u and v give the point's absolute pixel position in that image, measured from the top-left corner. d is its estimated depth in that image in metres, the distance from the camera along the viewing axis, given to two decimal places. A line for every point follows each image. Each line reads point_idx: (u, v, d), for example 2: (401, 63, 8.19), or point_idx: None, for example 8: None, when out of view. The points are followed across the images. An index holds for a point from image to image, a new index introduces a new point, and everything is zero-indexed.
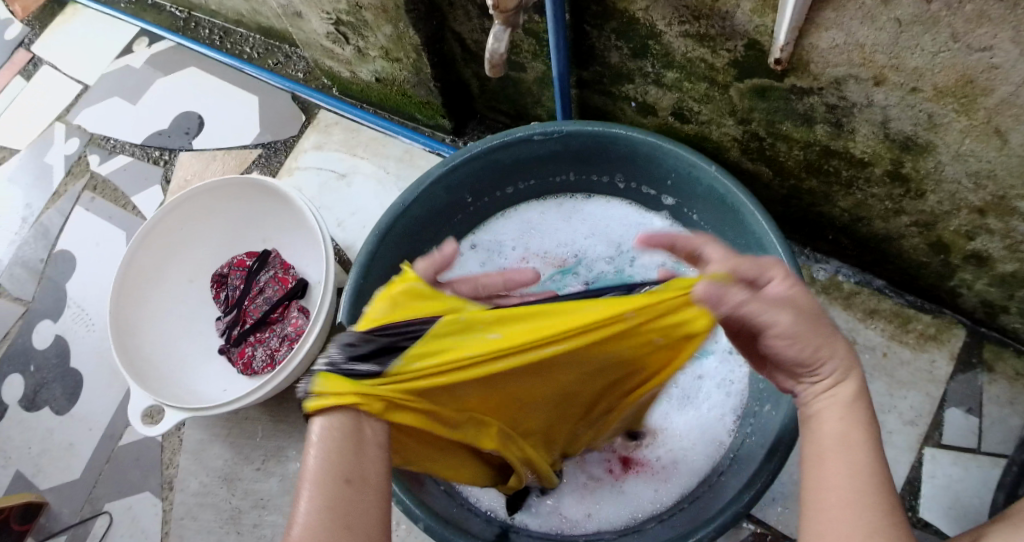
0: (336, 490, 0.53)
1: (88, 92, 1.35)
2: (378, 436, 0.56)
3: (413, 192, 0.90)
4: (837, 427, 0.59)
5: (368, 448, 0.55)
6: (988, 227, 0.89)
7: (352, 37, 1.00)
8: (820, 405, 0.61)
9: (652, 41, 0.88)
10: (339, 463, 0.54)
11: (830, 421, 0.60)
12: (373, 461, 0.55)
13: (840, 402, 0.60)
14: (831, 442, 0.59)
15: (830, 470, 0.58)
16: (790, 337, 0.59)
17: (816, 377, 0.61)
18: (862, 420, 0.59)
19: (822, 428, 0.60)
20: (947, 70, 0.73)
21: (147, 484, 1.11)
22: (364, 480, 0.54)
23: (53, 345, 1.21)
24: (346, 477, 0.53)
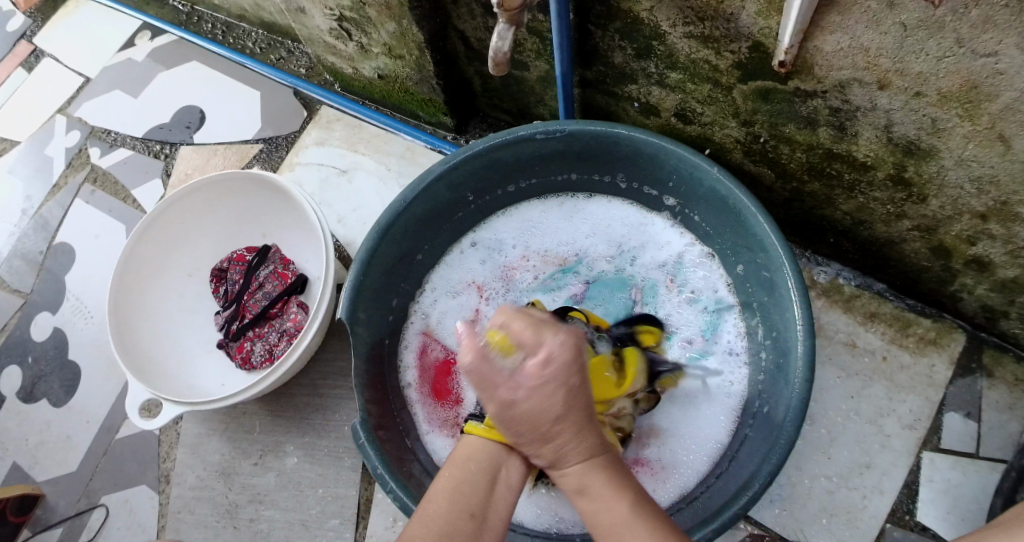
0: (463, 524, 0.68)
1: (90, 84, 1.35)
2: (514, 477, 0.72)
3: (413, 189, 0.90)
4: (611, 506, 0.65)
5: (500, 492, 0.71)
6: (990, 232, 0.89)
7: (355, 33, 1.00)
8: (585, 482, 0.67)
9: (656, 42, 0.88)
10: (469, 502, 0.69)
11: (604, 504, 0.66)
12: (500, 507, 0.70)
13: (595, 479, 0.66)
14: (615, 519, 0.65)
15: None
16: (532, 417, 0.63)
17: (573, 470, 0.67)
18: (610, 489, 0.66)
19: (600, 510, 0.66)
20: (952, 75, 0.73)
21: (144, 478, 1.11)
22: (484, 521, 0.69)
23: (51, 338, 1.21)
24: (471, 512, 0.68)
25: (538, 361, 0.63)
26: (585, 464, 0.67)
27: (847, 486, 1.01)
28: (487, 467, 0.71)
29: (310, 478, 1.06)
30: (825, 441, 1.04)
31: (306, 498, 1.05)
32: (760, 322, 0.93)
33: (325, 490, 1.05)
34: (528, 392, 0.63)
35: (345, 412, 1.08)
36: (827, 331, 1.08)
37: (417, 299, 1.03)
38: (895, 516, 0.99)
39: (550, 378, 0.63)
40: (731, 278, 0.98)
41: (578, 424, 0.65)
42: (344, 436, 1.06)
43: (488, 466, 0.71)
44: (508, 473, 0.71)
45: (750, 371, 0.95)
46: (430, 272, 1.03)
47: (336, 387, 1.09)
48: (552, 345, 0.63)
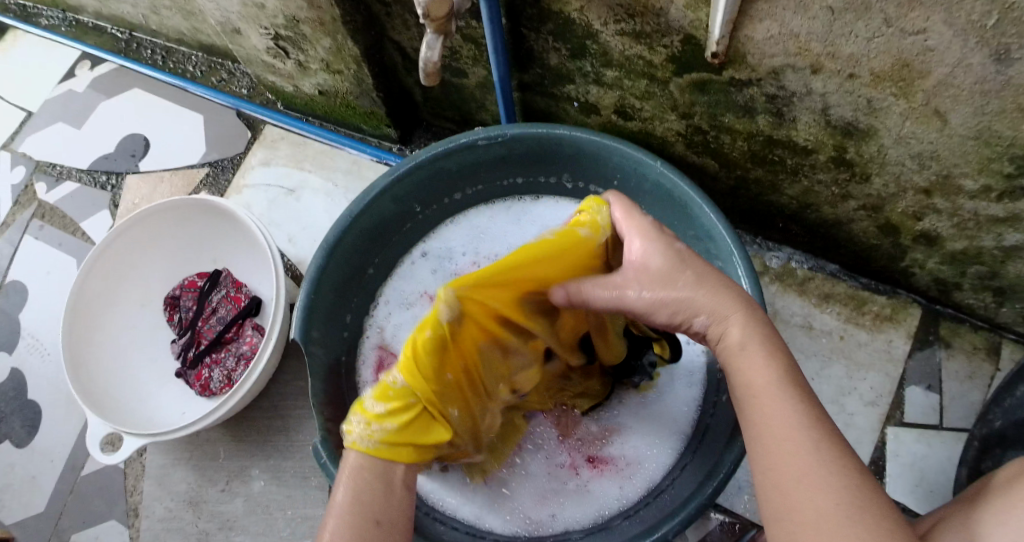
0: (369, 530, 0.63)
1: (32, 118, 1.33)
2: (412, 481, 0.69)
3: (359, 203, 0.89)
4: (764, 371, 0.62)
5: (398, 494, 0.67)
6: (935, 207, 0.90)
7: (291, 51, 0.99)
8: (734, 346, 0.64)
9: (589, 41, 0.88)
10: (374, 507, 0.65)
11: (751, 363, 0.63)
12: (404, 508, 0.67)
13: (735, 343, 0.64)
14: (761, 380, 0.62)
15: (775, 424, 0.59)
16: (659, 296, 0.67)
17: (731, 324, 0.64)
18: (764, 356, 0.63)
19: (756, 378, 0.62)
20: (884, 54, 0.74)
21: (112, 513, 1.09)
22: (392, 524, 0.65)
23: (8, 379, 1.18)
24: (377, 517, 0.64)
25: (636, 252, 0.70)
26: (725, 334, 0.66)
27: None
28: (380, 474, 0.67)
29: (279, 501, 1.05)
30: None
31: (276, 521, 1.04)
32: None
33: (295, 512, 1.04)
34: (671, 247, 0.68)
35: (310, 432, 1.07)
36: (783, 316, 1.09)
37: (371, 313, 1.01)
38: None
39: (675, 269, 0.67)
40: None
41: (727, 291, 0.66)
42: (310, 456, 1.06)
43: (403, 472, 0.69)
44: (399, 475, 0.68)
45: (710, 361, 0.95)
46: (383, 286, 1.02)
47: (299, 408, 1.08)
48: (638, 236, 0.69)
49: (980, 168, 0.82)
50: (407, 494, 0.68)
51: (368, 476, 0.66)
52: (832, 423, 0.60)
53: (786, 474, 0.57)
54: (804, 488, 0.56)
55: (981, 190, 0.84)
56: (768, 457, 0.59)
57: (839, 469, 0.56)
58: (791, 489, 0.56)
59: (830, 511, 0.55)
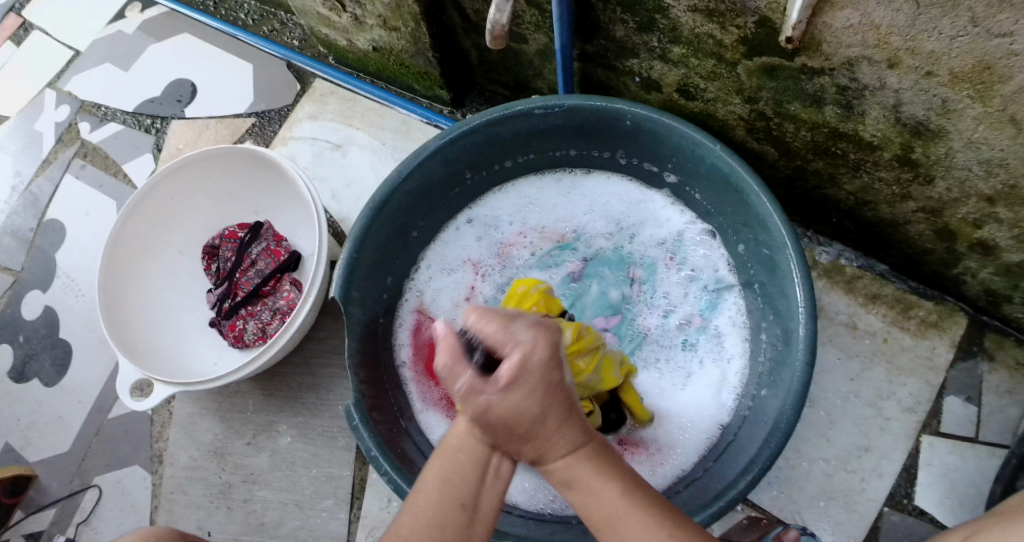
0: (455, 512, 0.61)
1: (79, 57, 1.32)
2: (503, 470, 0.64)
3: (410, 163, 0.88)
4: (599, 497, 0.61)
5: (491, 482, 0.63)
6: (997, 216, 0.87)
7: (349, 4, 0.97)
8: (571, 477, 0.62)
9: (659, 15, 0.86)
10: (461, 491, 0.62)
11: (590, 496, 0.62)
12: (493, 493, 0.63)
13: (570, 472, 0.62)
14: (599, 511, 0.62)
15: (592, 508, 0.62)
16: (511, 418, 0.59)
17: (564, 467, 0.62)
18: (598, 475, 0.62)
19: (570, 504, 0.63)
20: (965, 54, 0.71)
21: (137, 458, 1.10)
22: (476, 507, 0.62)
23: (42, 316, 1.19)
24: (463, 501, 0.62)
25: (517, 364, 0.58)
26: (570, 456, 0.62)
27: (846, 470, 1.00)
28: (470, 446, 0.63)
29: (305, 459, 1.05)
30: (823, 423, 1.02)
31: (301, 479, 1.04)
32: (760, 302, 0.92)
33: (320, 471, 1.04)
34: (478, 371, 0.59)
35: (340, 392, 1.06)
36: (828, 313, 1.06)
37: (412, 276, 1.01)
38: (893, 500, 0.99)
39: (521, 381, 0.58)
40: (732, 258, 0.96)
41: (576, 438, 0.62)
42: (339, 416, 1.05)
43: (473, 459, 0.63)
44: (497, 465, 0.63)
45: (750, 352, 0.93)
46: (425, 250, 1.01)
47: (330, 367, 1.07)
48: (527, 332, 0.59)
49: None
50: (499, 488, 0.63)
51: (463, 454, 0.63)
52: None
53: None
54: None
55: None
56: None
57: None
58: None
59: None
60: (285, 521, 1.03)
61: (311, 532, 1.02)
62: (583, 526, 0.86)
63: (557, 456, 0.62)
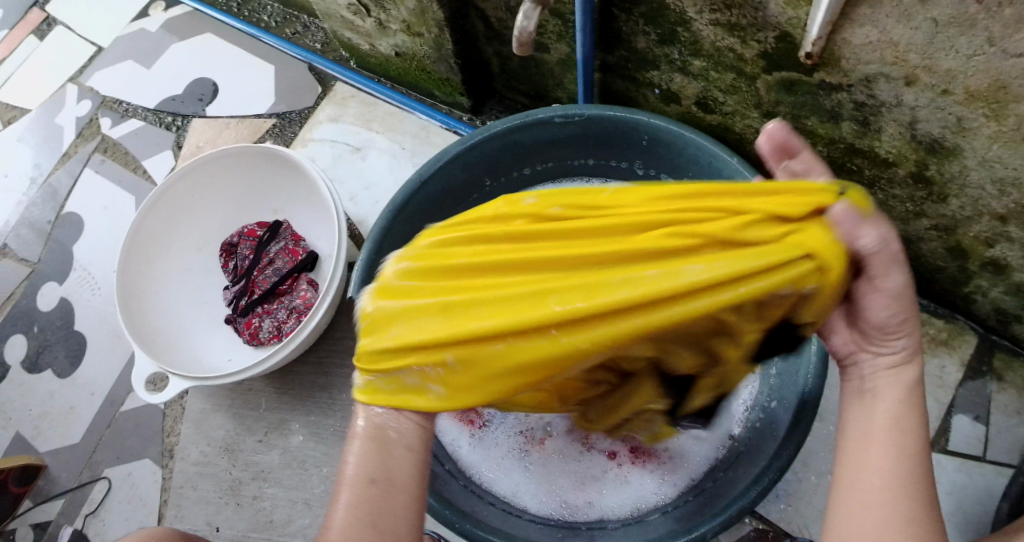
0: (366, 492, 0.60)
1: (102, 54, 1.34)
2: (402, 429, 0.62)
3: (430, 168, 0.89)
4: (889, 422, 0.61)
5: (393, 452, 0.61)
6: (1009, 235, 0.88)
7: (373, 10, 0.98)
8: (877, 382, 0.64)
9: (681, 28, 0.87)
10: (368, 468, 0.60)
11: (882, 405, 0.62)
12: (404, 463, 0.61)
13: (905, 383, 0.63)
14: (884, 425, 0.61)
15: (868, 452, 0.60)
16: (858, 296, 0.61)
17: (880, 399, 0.63)
18: (903, 399, 0.62)
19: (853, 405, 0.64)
20: (981, 74, 0.72)
21: (148, 451, 1.10)
22: (392, 484, 0.60)
23: (57, 308, 1.20)
24: (371, 482, 0.60)
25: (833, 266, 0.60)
26: (896, 365, 0.63)
27: None
28: (366, 427, 0.62)
29: (315, 457, 1.05)
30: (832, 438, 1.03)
31: (310, 477, 1.05)
32: None
33: (330, 470, 1.04)
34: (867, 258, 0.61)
35: (352, 392, 1.07)
36: None
37: None
38: None
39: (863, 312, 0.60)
40: None
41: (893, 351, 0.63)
42: (351, 416, 1.06)
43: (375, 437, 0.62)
44: (396, 429, 0.62)
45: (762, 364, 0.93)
46: None
47: (343, 367, 1.08)
48: (871, 231, 0.58)
49: None
50: (411, 454, 0.62)
51: (366, 439, 0.62)
52: (928, 499, 0.59)
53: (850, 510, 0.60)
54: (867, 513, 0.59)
55: None
56: (851, 487, 0.60)
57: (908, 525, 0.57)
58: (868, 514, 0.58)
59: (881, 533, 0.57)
60: (293, 519, 1.04)
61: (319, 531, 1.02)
62: (593, 532, 0.87)
63: (880, 372, 0.64)
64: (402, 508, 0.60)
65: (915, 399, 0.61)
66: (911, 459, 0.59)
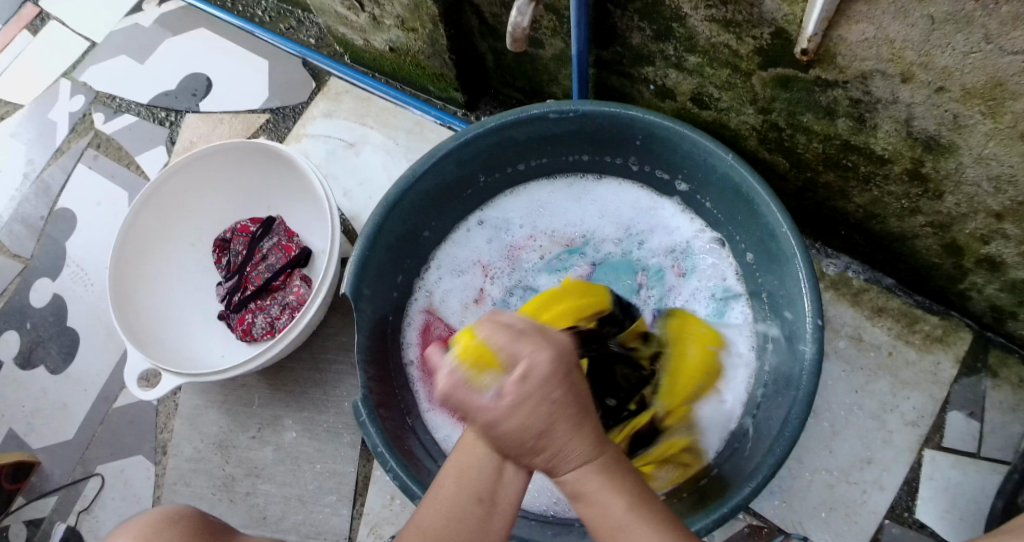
0: (468, 505, 0.66)
1: (96, 49, 1.33)
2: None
3: (424, 164, 0.88)
4: (628, 527, 0.64)
5: (510, 472, 0.67)
6: (1005, 232, 0.88)
7: (367, 5, 0.98)
8: (583, 484, 0.65)
9: (676, 24, 0.86)
10: (478, 485, 0.66)
11: (609, 500, 0.64)
12: (510, 484, 0.66)
13: (591, 484, 0.64)
14: (617, 519, 0.64)
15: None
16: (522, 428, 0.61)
17: (602, 501, 0.64)
18: (614, 490, 0.65)
19: (589, 513, 0.65)
20: (978, 70, 0.72)
21: (141, 448, 1.10)
22: (493, 503, 0.66)
23: (50, 304, 1.20)
24: (480, 496, 0.66)
25: (516, 374, 0.61)
26: (583, 465, 0.64)
27: (848, 481, 1.01)
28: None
29: (309, 454, 1.05)
30: (827, 435, 1.03)
31: (304, 473, 1.04)
32: (768, 313, 0.92)
33: (324, 466, 1.04)
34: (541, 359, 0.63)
35: (346, 388, 1.07)
36: (834, 324, 1.07)
37: (422, 276, 1.01)
38: (894, 512, 0.99)
39: (531, 390, 0.61)
40: (740, 266, 0.97)
41: (575, 449, 0.63)
42: (345, 412, 1.06)
43: (489, 452, 0.67)
44: (517, 453, 0.68)
45: (757, 360, 0.93)
46: (436, 250, 1.02)
47: (337, 363, 1.08)
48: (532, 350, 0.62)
49: None
50: (517, 479, 0.66)
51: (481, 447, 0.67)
52: None
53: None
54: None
55: None
56: None
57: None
58: None
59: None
60: (287, 515, 1.03)
61: (313, 527, 1.02)
62: (586, 529, 0.87)
63: (571, 474, 0.65)
64: (494, 531, 0.66)
65: (620, 488, 0.64)
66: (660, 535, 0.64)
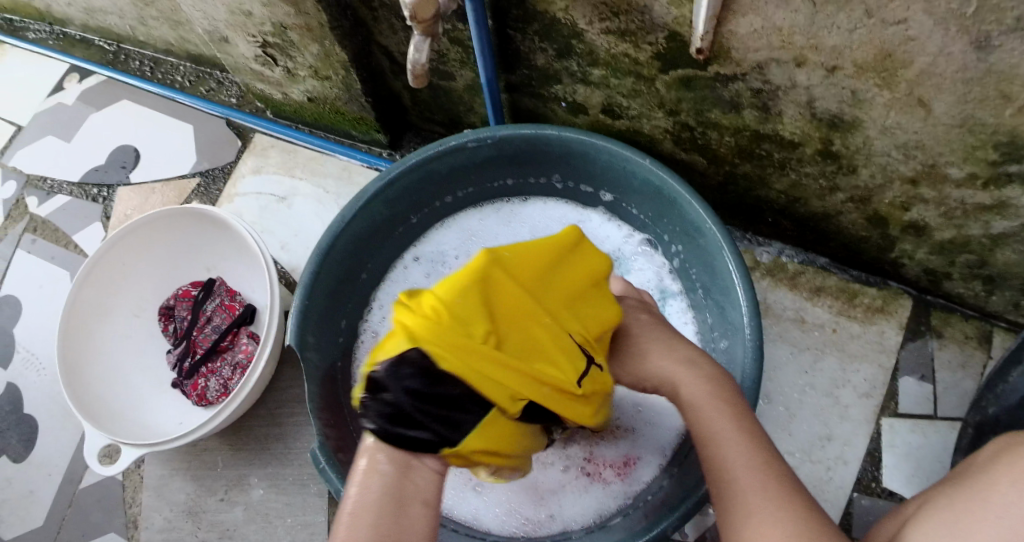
0: None
1: (21, 132, 1.33)
2: (423, 489, 0.62)
3: (351, 208, 0.89)
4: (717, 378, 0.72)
5: (411, 507, 0.61)
6: (922, 197, 0.91)
7: (280, 58, 0.99)
8: (692, 389, 0.71)
9: (575, 40, 0.89)
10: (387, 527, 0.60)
11: (701, 396, 0.71)
12: (416, 519, 0.61)
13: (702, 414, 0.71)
14: (718, 432, 0.68)
15: (727, 456, 0.66)
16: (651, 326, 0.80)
17: (686, 377, 0.73)
18: (711, 372, 0.73)
19: (706, 416, 0.69)
20: (866, 46, 0.75)
21: (112, 525, 1.09)
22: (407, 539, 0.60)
23: (3, 394, 1.18)
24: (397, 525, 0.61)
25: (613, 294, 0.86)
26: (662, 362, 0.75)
27: (810, 460, 1.02)
28: (392, 468, 0.61)
29: (278, 509, 1.05)
30: (784, 418, 1.05)
31: (276, 529, 1.04)
32: (705, 305, 0.94)
33: (295, 519, 1.04)
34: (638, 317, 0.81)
35: (308, 438, 1.07)
36: (776, 309, 1.09)
37: (366, 317, 1.02)
38: (861, 484, 1.01)
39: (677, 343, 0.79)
40: (672, 264, 0.99)
41: (683, 354, 0.75)
42: (309, 463, 1.06)
43: (385, 491, 0.61)
44: (415, 487, 0.62)
45: (703, 350, 0.95)
46: (376, 290, 1.03)
47: (296, 414, 1.08)
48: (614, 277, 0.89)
49: (965, 157, 0.82)
50: (426, 510, 0.62)
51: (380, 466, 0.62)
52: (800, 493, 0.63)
53: (721, 465, 0.66)
54: (747, 495, 0.63)
55: (966, 178, 0.85)
56: (734, 502, 0.63)
57: (787, 500, 0.62)
58: (751, 488, 0.63)
59: (756, 504, 0.62)
60: None
61: None
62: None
63: (692, 385, 0.72)
64: None
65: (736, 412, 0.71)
66: (760, 445, 0.66)
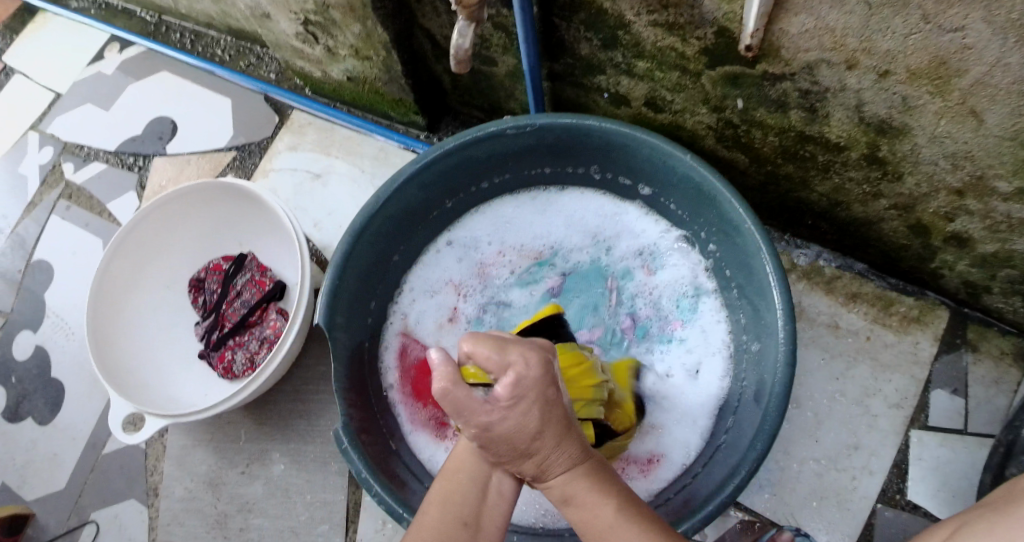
0: (455, 532, 0.65)
1: (61, 99, 1.34)
2: (506, 485, 0.68)
3: (386, 190, 0.89)
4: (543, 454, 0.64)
5: (493, 497, 0.68)
6: (968, 208, 0.88)
7: (321, 36, 0.99)
8: (558, 477, 0.64)
9: (621, 31, 0.88)
10: (461, 511, 0.66)
11: (586, 498, 0.64)
12: (494, 510, 0.67)
13: (586, 495, 0.64)
14: (604, 521, 0.63)
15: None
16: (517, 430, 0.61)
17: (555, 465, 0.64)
18: (591, 491, 0.64)
19: (573, 509, 0.64)
20: (920, 52, 0.73)
21: (133, 492, 1.10)
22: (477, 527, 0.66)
23: (33, 356, 1.20)
24: (465, 519, 0.66)
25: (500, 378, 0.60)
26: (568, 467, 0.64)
27: (836, 468, 1.01)
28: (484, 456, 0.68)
29: (298, 485, 1.05)
30: (812, 424, 1.03)
31: (295, 505, 1.04)
32: (739, 305, 0.93)
33: (315, 496, 1.04)
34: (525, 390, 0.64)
35: (331, 417, 1.07)
36: (809, 314, 1.07)
37: (396, 300, 1.02)
38: (885, 496, 0.99)
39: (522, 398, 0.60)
40: (708, 262, 0.98)
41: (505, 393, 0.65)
42: (331, 441, 1.06)
43: (472, 480, 0.67)
44: (498, 479, 0.68)
45: (734, 351, 0.94)
46: (407, 273, 1.03)
47: (321, 393, 1.08)
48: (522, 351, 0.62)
49: (1015, 170, 0.80)
50: (502, 503, 0.68)
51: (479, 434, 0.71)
52: None
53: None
54: None
55: (1014, 192, 0.83)
56: None
57: None
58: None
59: None
60: None
61: None
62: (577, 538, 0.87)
63: (556, 462, 0.63)
64: None
65: (608, 487, 0.64)
66: (649, 519, 0.64)
